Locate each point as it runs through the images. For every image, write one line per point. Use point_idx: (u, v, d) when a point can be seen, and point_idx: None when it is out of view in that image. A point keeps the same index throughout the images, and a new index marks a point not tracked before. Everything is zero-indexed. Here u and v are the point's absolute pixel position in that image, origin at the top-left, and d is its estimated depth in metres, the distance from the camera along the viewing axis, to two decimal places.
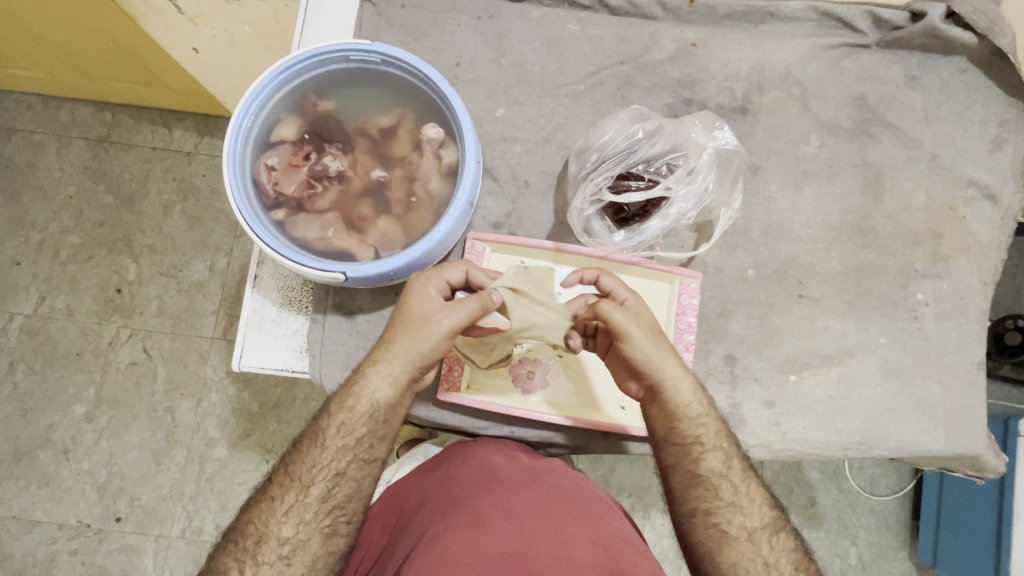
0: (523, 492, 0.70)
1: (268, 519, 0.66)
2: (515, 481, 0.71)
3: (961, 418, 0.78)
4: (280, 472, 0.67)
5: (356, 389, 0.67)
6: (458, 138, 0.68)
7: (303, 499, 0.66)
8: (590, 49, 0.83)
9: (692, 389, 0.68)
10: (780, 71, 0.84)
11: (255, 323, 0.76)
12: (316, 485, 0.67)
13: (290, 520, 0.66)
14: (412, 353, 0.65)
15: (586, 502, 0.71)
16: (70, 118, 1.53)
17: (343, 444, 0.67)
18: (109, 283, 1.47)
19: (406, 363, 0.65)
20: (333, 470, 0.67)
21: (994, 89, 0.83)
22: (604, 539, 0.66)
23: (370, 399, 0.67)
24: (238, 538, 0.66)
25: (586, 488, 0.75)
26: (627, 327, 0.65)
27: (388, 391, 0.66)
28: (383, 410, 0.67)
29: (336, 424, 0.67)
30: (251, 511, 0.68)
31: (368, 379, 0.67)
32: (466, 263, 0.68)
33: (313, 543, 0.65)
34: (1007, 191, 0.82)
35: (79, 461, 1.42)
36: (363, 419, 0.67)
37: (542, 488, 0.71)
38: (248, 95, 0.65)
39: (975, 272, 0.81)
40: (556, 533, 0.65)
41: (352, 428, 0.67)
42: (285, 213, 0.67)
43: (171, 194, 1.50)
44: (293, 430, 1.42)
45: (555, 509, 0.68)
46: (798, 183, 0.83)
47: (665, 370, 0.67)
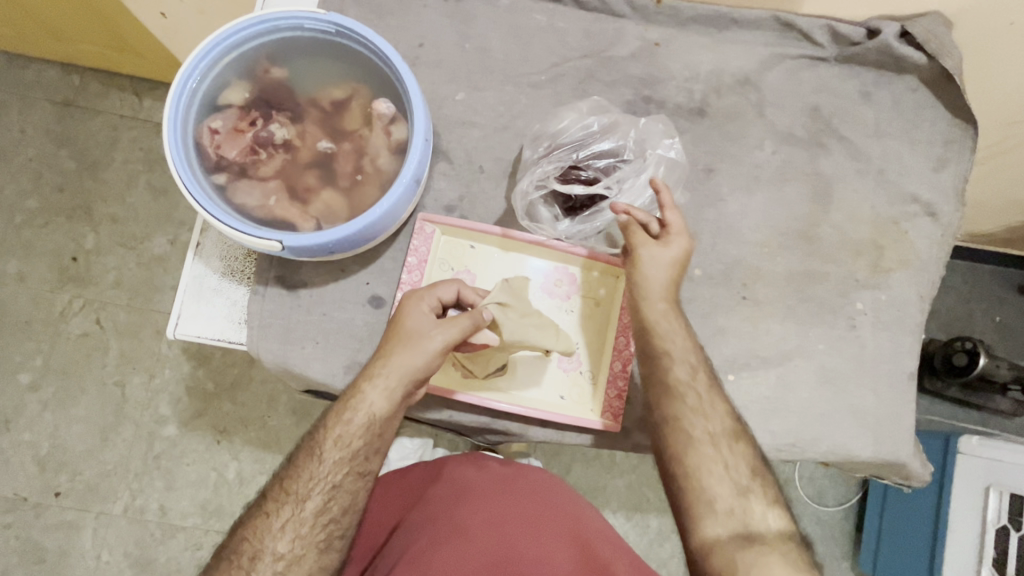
0: (495, 499, 0.79)
1: (263, 536, 0.65)
2: (487, 489, 0.79)
3: (891, 425, 0.81)
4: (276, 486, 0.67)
5: (353, 402, 0.68)
6: (408, 114, 0.67)
7: (299, 512, 0.66)
8: (554, 41, 0.84)
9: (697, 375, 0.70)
10: (739, 77, 0.85)
11: (195, 291, 0.74)
12: (312, 498, 0.66)
13: (285, 536, 0.65)
14: (409, 369, 0.67)
15: (556, 502, 0.80)
16: (34, 79, 1.48)
17: (339, 457, 0.67)
18: (65, 251, 1.43)
19: (403, 377, 0.67)
20: (329, 483, 0.67)
21: (942, 109, 0.85)
22: (578, 528, 0.77)
23: (368, 412, 0.67)
24: (232, 555, 0.66)
25: (553, 481, 0.83)
26: (646, 259, 0.70)
27: (384, 405, 0.67)
28: (379, 422, 0.67)
29: (333, 437, 0.67)
30: (244, 528, 0.67)
31: (365, 395, 0.67)
32: (458, 282, 0.71)
33: (308, 558, 0.65)
34: (948, 210, 0.85)
35: (21, 432, 1.38)
36: (360, 432, 0.67)
37: (513, 491, 0.80)
38: (194, 55, 0.63)
39: (913, 285, 0.84)
40: (533, 533, 0.75)
41: (349, 441, 0.67)
42: (226, 178, 0.65)
43: (136, 162, 1.47)
44: (246, 411, 1.39)
45: (528, 509, 0.78)
46: (750, 189, 0.84)
47: (657, 298, 0.70)
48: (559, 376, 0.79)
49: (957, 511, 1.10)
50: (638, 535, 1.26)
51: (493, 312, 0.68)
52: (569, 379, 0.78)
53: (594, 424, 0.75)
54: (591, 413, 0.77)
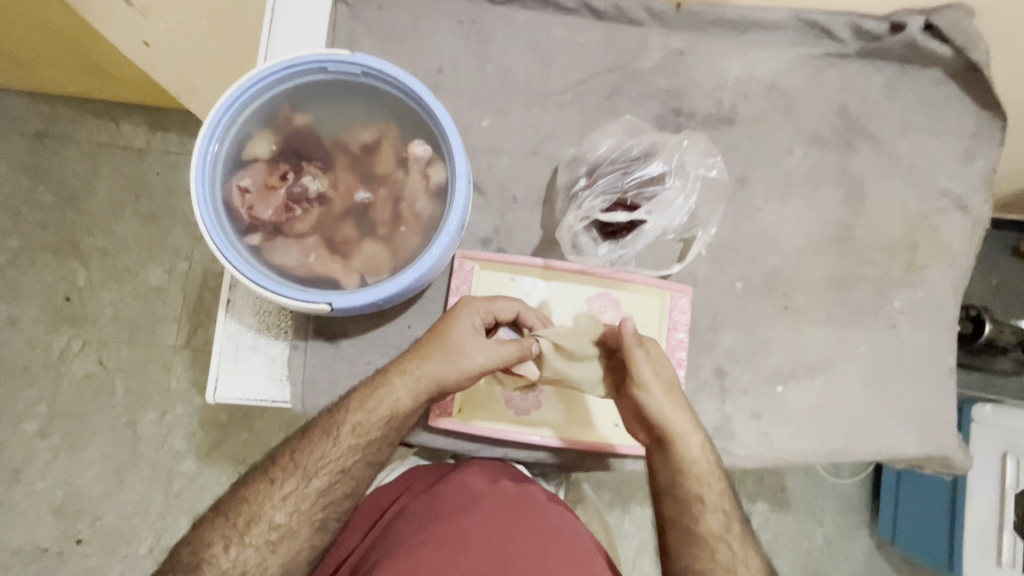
0: (507, 516, 0.71)
1: (262, 502, 0.66)
2: (500, 504, 0.72)
3: (932, 420, 0.82)
4: (286, 456, 0.66)
5: (377, 392, 0.66)
6: (445, 155, 0.64)
7: (304, 488, 0.66)
8: (577, 56, 0.81)
9: (701, 445, 0.68)
10: (764, 80, 0.83)
11: (230, 351, 0.70)
12: (318, 478, 0.66)
13: (286, 507, 0.66)
14: (438, 375, 0.65)
15: (567, 539, 0.71)
16: (3, 110, 1.39)
17: (354, 444, 0.66)
18: (57, 290, 1.37)
19: (433, 383, 0.65)
20: (338, 467, 0.66)
21: (967, 101, 0.85)
22: (580, 575, 0.68)
23: (391, 407, 0.66)
24: (229, 514, 0.66)
25: (572, 526, 0.74)
26: (642, 367, 0.65)
27: (408, 403, 0.66)
28: (398, 418, 0.67)
29: (352, 424, 0.66)
30: (246, 488, 0.67)
31: (391, 387, 0.66)
32: (520, 304, 0.70)
33: (302, 534, 0.66)
34: (977, 201, 0.85)
35: (32, 481, 1.33)
36: (380, 424, 0.66)
37: (527, 515, 0.72)
38: (216, 112, 0.59)
39: (946, 280, 0.85)
40: (533, 563, 0.67)
41: (368, 431, 0.66)
42: (261, 238, 0.62)
43: (123, 193, 1.40)
44: (267, 441, 1.36)
45: (537, 537, 0.70)
46: (783, 195, 0.83)
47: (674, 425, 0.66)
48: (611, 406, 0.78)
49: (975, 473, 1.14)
50: None
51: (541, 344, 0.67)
52: (621, 408, 0.78)
53: None
54: None
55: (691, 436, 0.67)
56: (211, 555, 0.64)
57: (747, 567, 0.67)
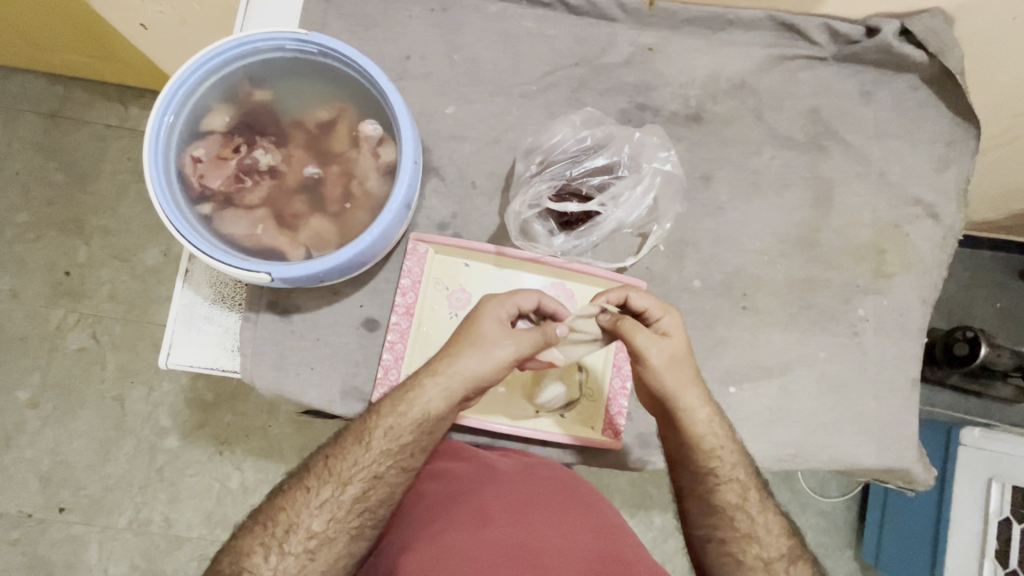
0: (526, 486, 0.69)
1: (300, 510, 0.62)
2: (515, 476, 0.70)
3: (894, 432, 0.80)
4: (320, 464, 0.63)
5: (409, 394, 0.64)
6: (396, 136, 0.66)
7: (339, 495, 0.62)
8: (546, 49, 0.81)
9: (709, 419, 0.66)
10: (736, 80, 0.83)
11: (184, 319, 0.72)
12: (352, 484, 0.63)
13: (322, 515, 0.61)
14: (470, 373, 0.62)
15: (590, 499, 0.70)
16: (19, 90, 1.45)
17: (386, 448, 0.63)
18: (58, 265, 1.41)
19: (465, 380, 0.62)
20: (371, 472, 0.63)
21: (943, 108, 0.83)
22: (608, 530, 0.66)
23: (423, 408, 0.63)
24: (265, 523, 0.61)
25: (587, 487, 0.74)
26: (649, 352, 0.63)
27: (440, 403, 0.63)
28: (431, 421, 0.64)
29: (384, 427, 0.63)
30: (281, 496, 0.63)
31: (423, 390, 0.63)
32: (539, 291, 0.66)
33: (339, 542, 0.61)
34: (951, 211, 0.83)
35: (22, 449, 1.37)
36: (411, 427, 0.63)
37: (542, 481, 0.70)
38: (173, 83, 0.61)
39: (916, 289, 0.83)
40: (559, 526, 0.64)
41: (401, 435, 0.63)
42: (212, 208, 0.64)
43: (125, 173, 1.44)
44: (246, 421, 1.39)
45: (560, 500, 0.68)
46: (749, 195, 0.83)
47: (684, 397, 0.64)
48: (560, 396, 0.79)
49: (959, 495, 1.10)
50: (642, 535, 1.25)
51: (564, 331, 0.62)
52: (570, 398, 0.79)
53: (594, 444, 0.76)
54: (592, 432, 0.77)
55: (703, 412, 0.65)
56: (252, 566, 0.59)
57: (766, 531, 0.66)
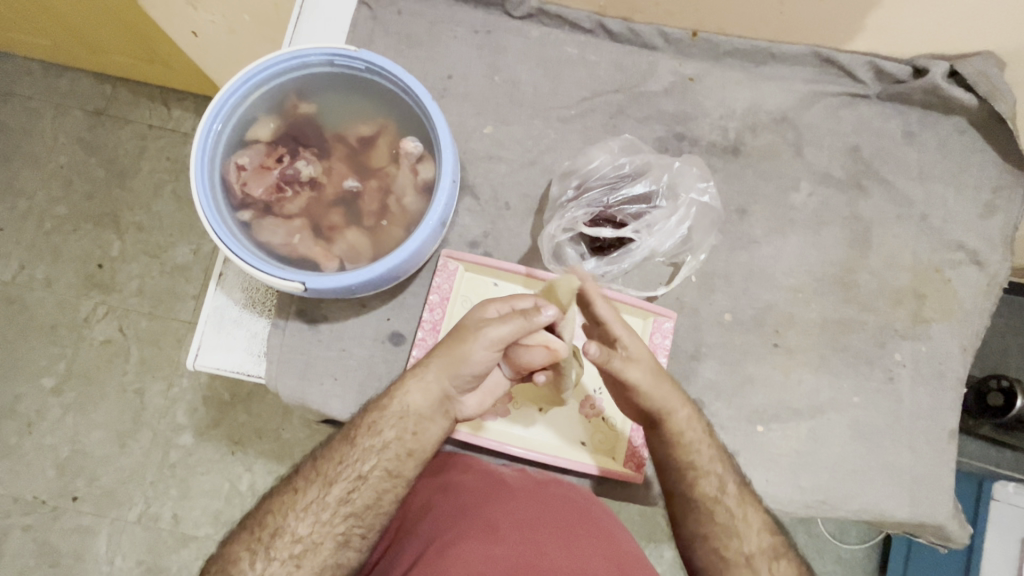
0: (534, 503, 0.67)
1: (286, 512, 0.61)
2: (524, 491, 0.68)
3: (928, 485, 0.77)
4: (307, 464, 0.63)
5: (391, 390, 0.64)
6: (435, 154, 0.66)
7: (324, 496, 0.62)
8: (586, 74, 0.82)
9: (697, 426, 0.66)
10: (775, 114, 0.82)
11: (215, 322, 0.73)
12: (338, 484, 0.62)
13: (307, 518, 0.61)
14: (445, 364, 0.62)
15: (598, 517, 0.68)
16: (69, 88, 1.51)
17: (370, 446, 0.63)
18: (91, 257, 1.45)
19: (440, 372, 0.62)
20: (356, 472, 0.62)
21: (991, 153, 0.81)
22: (616, 552, 0.63)
23: (402, 404, 0.63)
24: (254, 527, 0.61)
25: (594, 500, 0.71)
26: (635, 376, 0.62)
27: (419, 399, 0.63)
28: (412, 418, 0.63)
29: (368, 422, 0.64)
30: (271, 500, 0.63)
31: (404, 384, 0.64)
32: (537, 294, 0.64)
33: (325, 548, 0.60)
34: (996, 258, 0.81)
35: (42, 435, 1.40)
36: (393, 423, 0.63)
37: (550, 498, 0.68)
38: (224, 92, 0.63)
39: (955, 337, 0.80)
40: (567, 545, 0.62)
41: (382, 430, 0.63)
42: (252, 215, 0.65)
43: (163, 173, 1.48)
44: (261, 424, 1.39)
45: (567, 519, 0.66)
46: (785, 231, 0.81)
47: (675, 405, 0.64)
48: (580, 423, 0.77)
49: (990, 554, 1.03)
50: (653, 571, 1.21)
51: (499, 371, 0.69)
52: (590, 425, 0.77)
53: (616, 475, 0.74)
54: (614, 462, 0.75)
55: (691, 425, 0.65)
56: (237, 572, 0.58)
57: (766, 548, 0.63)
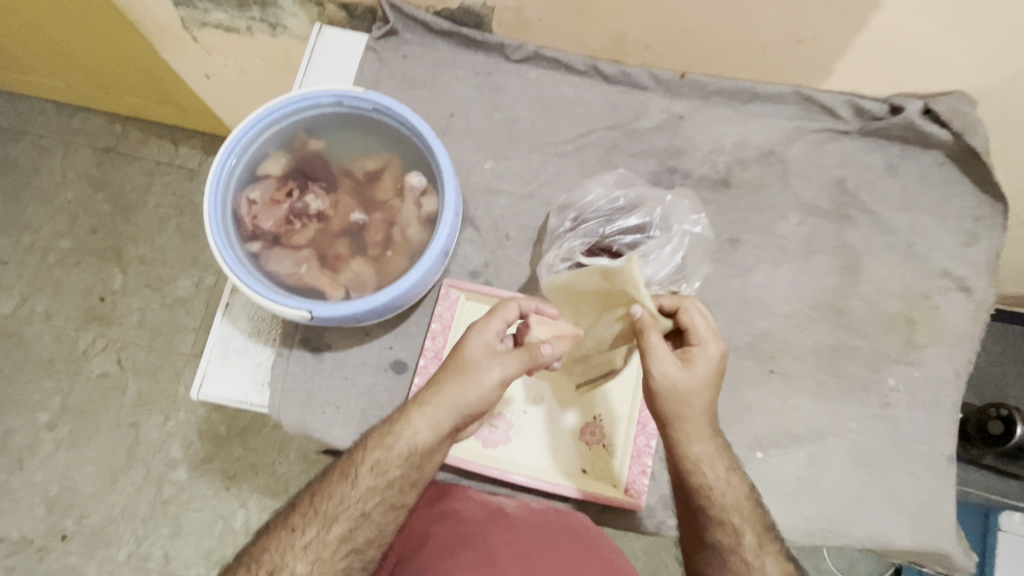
0: (535, 532, 0.66)
1: (285, 550, 0.60)
2: (524, 521, 0.68)
3: (931, 512, 0.77)
4: (307, 501, 0.62)
5: (395, 427, 0.62)
6: (439, 188, 0.69)
7: (325, 535, 0.61)
8: (581, 112, 0.86)
9: (725, 469, 0.64)
10: (763, 149, 0.86)
11: (220, 351, 0.74)
12: (339, 523, 0.61)
13: (307, 557, 0.60)
14: (456, 402, 0.61)
15: (598, 541, 0.68)
16: (80, 126, 1.56)
17: (373, 485, 0.61)
18: (93, 290, 1.47)
19: (450, 411, 0.60)
20: (358, 510, 0.61)
21: (970, 185, 0.84)
22: None
23: (408, 442, 0.61)
24: (253, 565, 0.60)
25: (595, 529, 0.71)
26: (668, 374, 0.62)
27: (427, 437, 0.61)
28: (419, 455, 0.61)
29: (370, 462, 0.61)
30: (268, 536, 0.62)
31: (409, 422, 0.62)
32: (518, 300, 0.67)
33: None
34: (982, 285, 0.83)
35: (33, 472, 1.37)
36: (398, 461, 0.61)
37: (550, 525, 0.68)
38: (238, 131, 0.66)
39: (948, 362, 0.82)
40: None
41: (387, 469, 0.61)
42: (261, 246, 0.67)
43: (168, 207, 1.51)
44: (257, 458, 1.37)
45: (567, 545, 0.65)
46: (776, 259, 0.84)
47: (697, 439, 0.63)
48: (580, 449, 0.77)
49: None
50: None
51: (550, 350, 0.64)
52: (590, 451, 0.77)
53: (619, 502, 0.73)
54: (617, 489, 0.74)
55: (714, 462, 0.64)
56: None
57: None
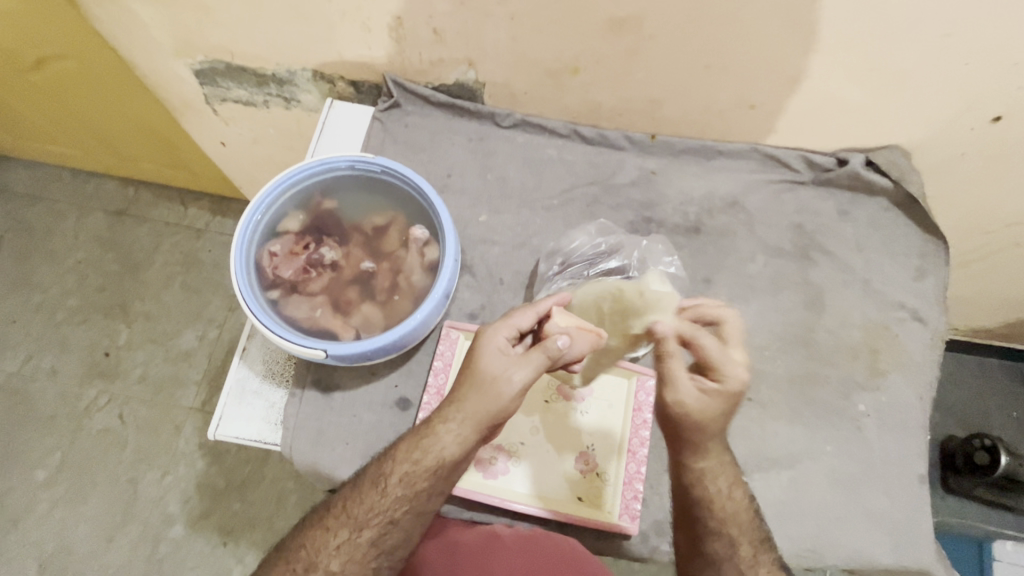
0: (525, 554, 0.74)
1: (318, 550, 0.68)
2: (515, 544, 0.75)
3: (909, 530, 0.81)
4: (338, 506, 0.69)
5: (424, 442, 0.68)
6: (440, 239, 0.78)
7: (355, 538, 0.67)
8: (565, 170, 0.96)
9: (730, 480, 0.71)
10: (728, 199, 0.96)
11: (236, 393, 0.80)
12: (368, 528, 0.68)
13: (339, 556, 0.67)
14: (481, 412, 0.66)
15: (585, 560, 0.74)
16: (95, 192, 1.66)
17: (401, 495, 0.68)
18: (99, 346, 1.51)
19: (476, 422, 0.67)
20: (386, 518, 0.68)
21: (913, 226, 0.94)
22: None
23: (437, 456, 0.67)
24: (289, 561, 0.68)
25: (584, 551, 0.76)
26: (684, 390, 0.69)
27: (455, 450, 0.67)
28: (446, 468, 0.67)
29: (399, 473, 0.68)
30: (303, 534, 0.70)
31: (438, 436, 0.67)
32: (534, 307, 0.71)
33: None
34: (933, 315, 0.92)
35: (27, 532, 1.37)
36: (426, 475, 0.67)
37: (540, 547, 0.74)
38: (263, 193, 0.76)
39: (911, 387, 0.89)
40: None
41: (416, 481, 0.67)
42: (279, 293, 0.74)
43: (176, 265, 1.59)
44: (256, 511, 1.38)
45: (555, 565, 0.73)
46: (746, 297, 0.92)
47: (710, 451, 0.70)
48: (576, 478, 0.81)
49: None
50: None
51: (565, 340, 0.66)
52: (585, 479, 0.81)
53: (613, 527, 0.77)
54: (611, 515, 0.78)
55: (717, 475, 0.71)
56: None
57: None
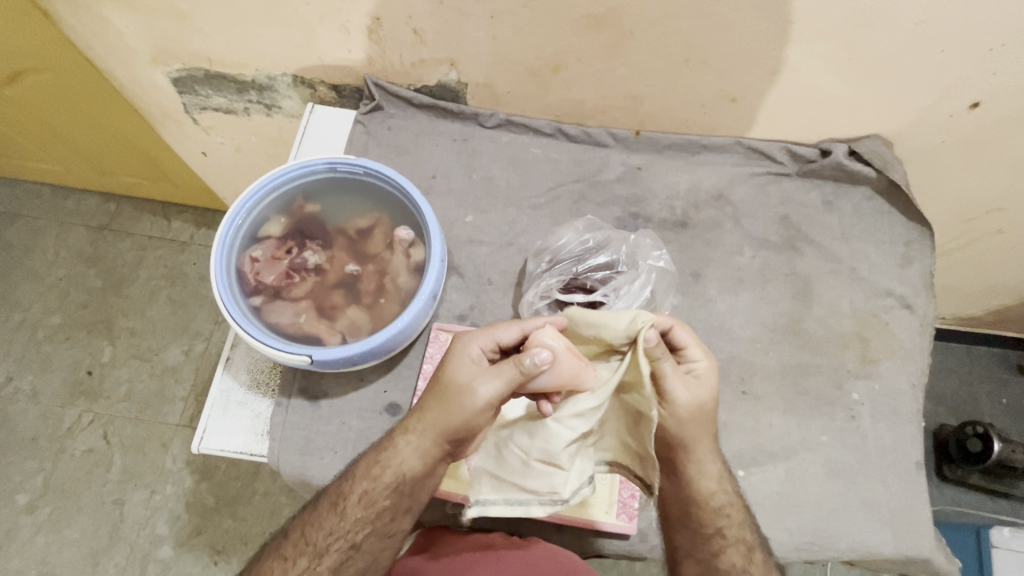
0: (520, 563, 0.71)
1: None
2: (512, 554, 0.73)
3: (907, 518, 0.80)
4: (298, 532, 0.69)
5: (383, 457, 0.68)
6: (425, 239, 0.76)
7: (315, 566, 0.67)
8: (550, 169, 0.96)
9: (718, 477, 0.70)
10: (713, 192, 0.96)
11: (221, 404, 0.78)
12: (329, 555, 0.68)
13: None
14: (443, 425, 0.65)
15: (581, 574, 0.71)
16: (75, 207, 1.63)
17: (362, 516, 0.68)
18: (81, 365, 1.48)
19: (436, 434, 0.66)
20: (347, 542, 0.68)
21: (898, 214, 0.95)
22: None
23: (396, 471, 0.67)
24: None
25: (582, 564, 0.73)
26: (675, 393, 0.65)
27: (415, 464, 0.67)
28: (406, 483, 0.68)
29: (358, 493, 0.68)
30: (264, 564, 0.70)
31: (396, 450, 0.68)
32: (521, 321, 0.66)
33: None
34: (921, 302, 0.92)
35: (8, 560, 1.32)
36: (386, 490, 0.68)
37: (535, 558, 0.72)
38: (242, 198, 0.74)
39: (903, 374, 0.88)
40: None
41: (376, 499, 0.67)
42: (262, 300, 0.73)
43: (159, 279, 1.56)
44: (247, 528, 1.34)
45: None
46: (735, 289, 0.92)
47: (699, 447, 0.69)
48: None
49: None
50: None
51: (542, 356, 0.60)
52: None
53: (610, 527, 0.76)
54: (609, 515, 0.76)
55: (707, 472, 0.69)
56: None
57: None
